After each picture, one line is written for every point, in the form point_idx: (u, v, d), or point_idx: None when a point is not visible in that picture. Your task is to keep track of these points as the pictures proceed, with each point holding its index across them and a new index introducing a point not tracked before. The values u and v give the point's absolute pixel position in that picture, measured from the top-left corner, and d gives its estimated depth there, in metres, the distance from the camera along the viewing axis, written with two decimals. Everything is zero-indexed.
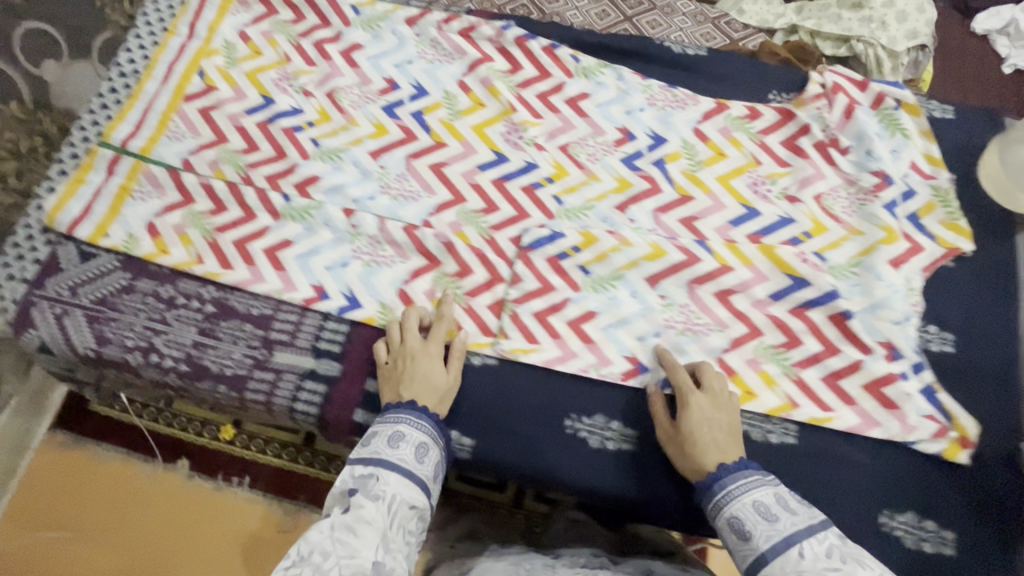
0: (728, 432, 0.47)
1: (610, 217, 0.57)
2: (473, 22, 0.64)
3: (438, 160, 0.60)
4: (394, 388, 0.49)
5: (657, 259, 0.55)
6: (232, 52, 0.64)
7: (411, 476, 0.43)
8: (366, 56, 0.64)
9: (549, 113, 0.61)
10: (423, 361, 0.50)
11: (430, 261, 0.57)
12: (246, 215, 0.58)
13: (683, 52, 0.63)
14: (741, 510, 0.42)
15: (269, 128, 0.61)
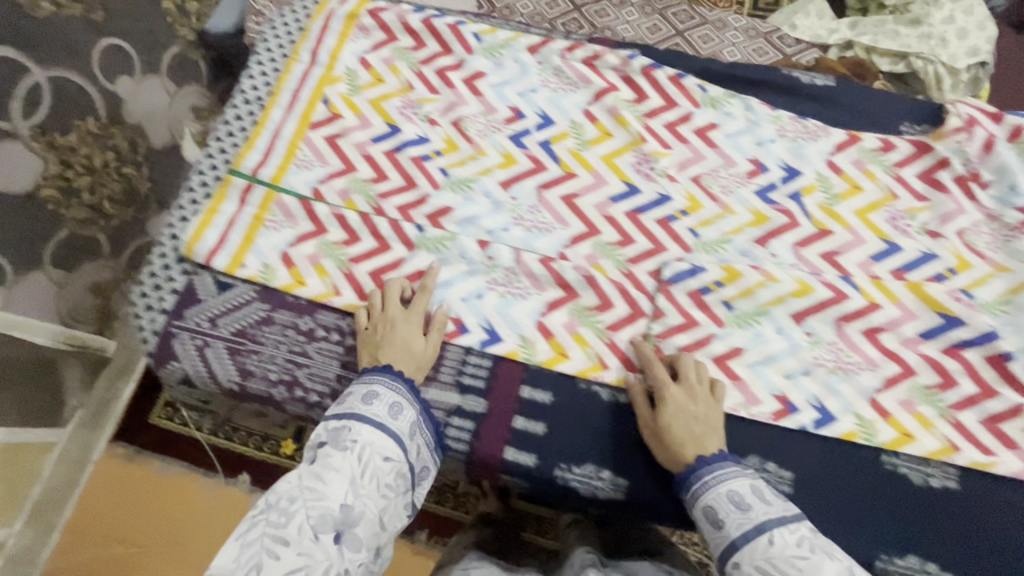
0: (701, 419, 0.65)
1: (749, 252, 0.73)
2: (596, 52, 0.81)
3: (570, 190, 0.76)
4: (375, 348, 0.68)
5: (803, 294, 0.70)
6: (354, 80, 0.81)
7: (382, 426, 0.62)
8: (489, 83, 0.80)
9: (679, 144, 0.77)
10: (401, 326, 0.69)
11: (567, 292, 0.73)
12: (381, 244, 0.74)
13: (813, 81, 0.80)
14: (716, 501, 0.61)
15: (396, 156, 0.77)
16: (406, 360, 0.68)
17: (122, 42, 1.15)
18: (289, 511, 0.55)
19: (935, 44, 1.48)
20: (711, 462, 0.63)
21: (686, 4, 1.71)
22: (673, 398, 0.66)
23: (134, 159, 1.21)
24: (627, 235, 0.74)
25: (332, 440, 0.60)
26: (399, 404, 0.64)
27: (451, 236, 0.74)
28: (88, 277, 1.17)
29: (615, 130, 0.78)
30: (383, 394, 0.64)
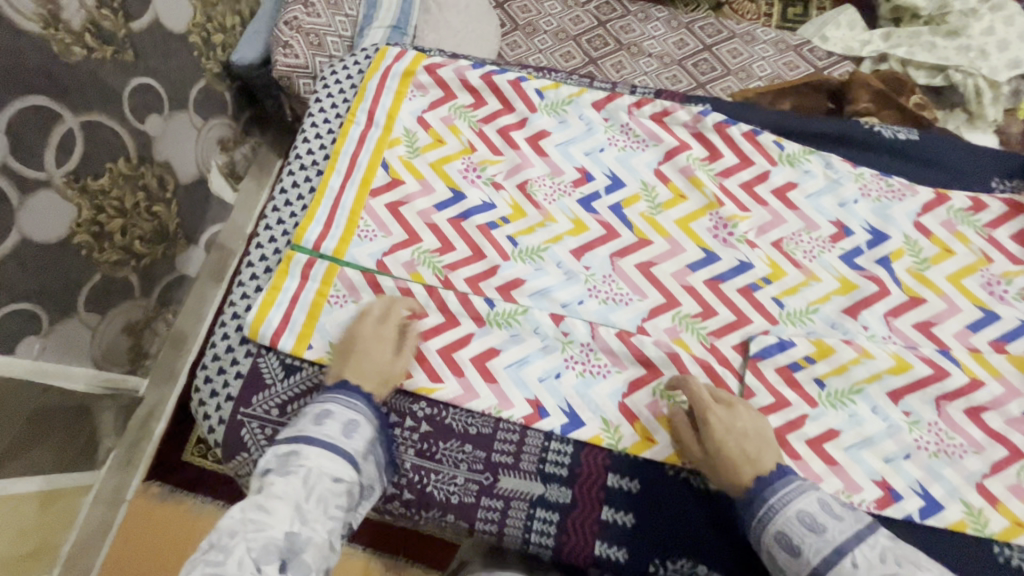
0: (747, 433, 0.71)
1: (838, 321, 0.79)
2: (663, 108, 0.91)
3: (643, 258, 0.84)
4: (349, 361, 0.77)
5: (900, 371, 0.76)
6: (414, 142, 0.92)
7: (332, 446, 0.67)
8: (553, 143, 0.91)
9: (754, 206, 0.85)
10: (376, 345, 0.77)
11: (651, 371, 0.79)
12: (450, 320, 0.82)
13: (894, 136, 0.88)
14: (789, 523, 0.65)
15: (463, 224, 0.86)
16: (367, 376, 0.76)
17: (169, 78, 1.14)
18: (227, 548, 0.54)
19: (974, 56, 1.45)
20: (773, 483, 0.68)
21: (713, 17, 1.67)
22: (718, 419, 0.72)
23: (163, 197, 1.20)
24: (707, 305, 0.82)
25: (280, 466, 0.65)
26: (352, 424, 0.71)
27: (523, 311, 0.82)
28: (119, 319, 1.16)
29: (691, 193, 0.87)
30: (335, 414, 0.71)
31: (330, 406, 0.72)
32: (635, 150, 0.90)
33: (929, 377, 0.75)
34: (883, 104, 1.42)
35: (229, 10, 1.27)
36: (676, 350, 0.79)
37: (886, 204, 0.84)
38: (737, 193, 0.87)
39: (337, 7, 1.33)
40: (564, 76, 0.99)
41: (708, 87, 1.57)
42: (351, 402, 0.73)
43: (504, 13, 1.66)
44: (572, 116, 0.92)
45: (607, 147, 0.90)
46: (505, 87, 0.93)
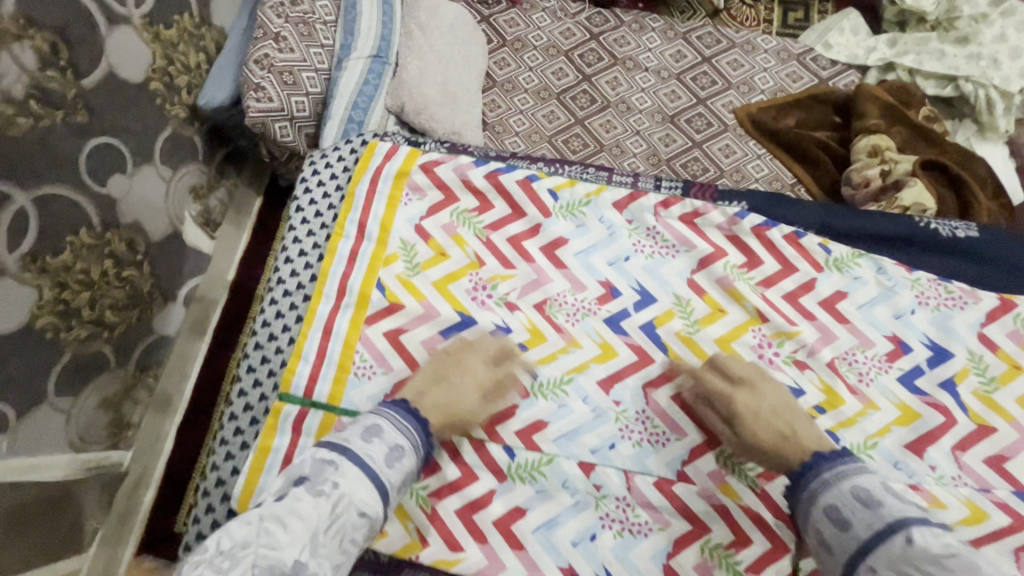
0: (774, 412, 0.78)
1: (902, 454, 0.82)
2: (696, 208, 0.93)
3: (677, 390, 0.86)
4: (433, 386, 0.81)
5: (979, 520, 0.78)
6: (414, 257, 0.93)
7: (373, 474, 0.67)
8: (573, 252, 0.92)
9: (803, 322, 0.88)
10: (472, 382, 0.82)
11: (693, 523, 0.80)
12: (463, 475, 0.83)
13: (953, 233, 0.94)
14: (841, 498, 0.66)
15: (472, 354, 0.87)
16: (442, 412, 0.79)
17: (129, 132, 1.03)
18: (237, 558, 0.54)
19: (985, 65, 1.40)
20: (833, 460, 0.70)
21: (711, 25, 1.58)
22: (744, 403, 0.79)
23: (135, 259, 1.10)
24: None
25: (313, 477, 0.64)
26: (396, 453, 0.71)
27: (548, 462, 0.83)
28: (96, 394, 1.07)
29: (731, 308, 0.89)
30: (384, 435, 0.72)
31: (384, 424, 0.73)
32: (664, 256, 0.92)
33: (1009, 527, 0.77)
34: (893, 120, 1.36)
35: (192, 48, 1.16)
36: (722, 500, 0.81)
37: (945, 314, 0.88)
38: (781, 304, 0.89)
39: (312, 37, 1.23)
40: (578, 169, 1.04)
41: (709, 103, 1.48)
42: (405, 428, 0.74)
43: (490, 28, 1.56)
44: (591, 219, 0.94)
45: (632, 255, 0.92)
46: (512, 188, 0.96)
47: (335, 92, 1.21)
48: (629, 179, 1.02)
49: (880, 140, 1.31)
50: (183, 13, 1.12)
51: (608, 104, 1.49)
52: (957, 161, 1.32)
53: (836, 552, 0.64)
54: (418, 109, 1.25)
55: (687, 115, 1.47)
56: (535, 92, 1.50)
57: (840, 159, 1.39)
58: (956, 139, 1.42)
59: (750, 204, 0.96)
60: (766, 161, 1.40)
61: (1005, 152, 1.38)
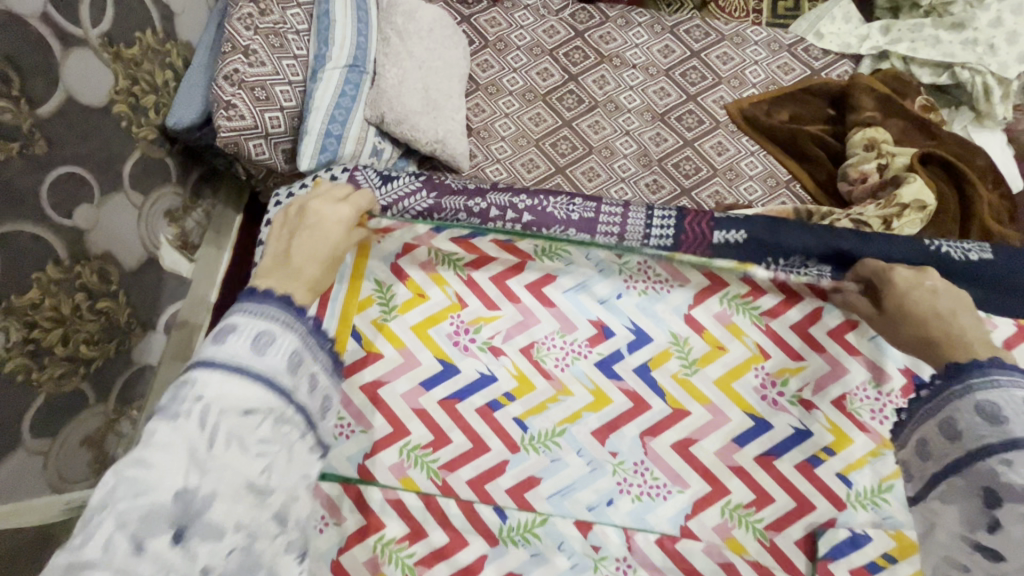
0: (941, 293, 0.69)
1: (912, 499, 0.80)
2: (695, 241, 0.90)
3: (681, 439, 0.83)
4: (292, 229, 0.67)
5: None
6: (390, 302, 0.89)
7: (241, 366, 0.52)
8: (560, 290, 0.89)
9: (813, 356, 0.85)
10: (323, 221, 0.69)
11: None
12: (455, 537, 0.81)
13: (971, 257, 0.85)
14: (999, 396, 0.58)
15: (463, 405, 0.85)
16: (317, 252, 0.65)
17: (92, 160, 0.98)
18: (94, 525, 0.46)
19: (982, 51, 1.36)
20: (997, 363, 0.60)
21: (698, 18, 1.53)
22: (902, 275, 0.74)
23: (108, 290, 1.05)
24: (762, 492, 0.81)
25: (167, 404, 0.50)
26: (263, 338, 0.54)
27: (541, 523, 0.81)
28: (76, 432, 1.03)
29: (730, 344, 0.86)
30: (239, 330, 0.54)
31: (236, 319, 0.55)
32: (657, 291, 0.89)
33: None
34: (888, 111, 1.32)
35: (158, 65, 1.11)
36: (729, 556, 0.80)
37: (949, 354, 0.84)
38: (789, 337, 0.87)
39: (283, 48, 1.17)
40: (563, 201, 0.91)
41: (700, 100, 1.44)
42: (265, 310, 0.56)
43: (471, 29, 1.51)
44: (576, 256, 0.90)
45: (624, 292, 0.89)
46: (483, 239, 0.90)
47: (310, 105, 1.15)
48: (619, 211, 0.90)
49: (875, 133, 1.28)
50: (146, 29, 1.06)
51: (595, 105, 1.44)
52: (956, 148, 1.29)
53: (965, 440, 0.58)
54: (399, 119, 1.20)
55: (677, 113, 1.43)
56: (520, 95, 1.46)
57: (837, 154, 1.35)
58: (952, 127, 1.39)
59: (750, 233, 0.86)
60: (759, 158, 1.36)
61: (1002, 139, 1.35)
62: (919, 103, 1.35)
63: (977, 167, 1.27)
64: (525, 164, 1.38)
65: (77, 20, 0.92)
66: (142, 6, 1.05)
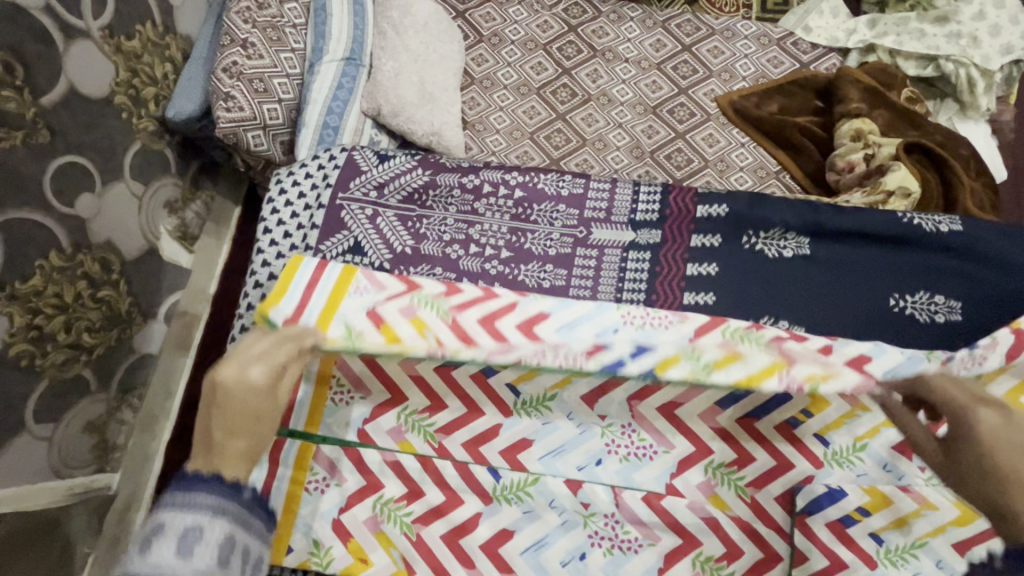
0: (1023, 450, 0.54)
1: (896, 465, 0.73)
2: (686, 210, 0.92)
3: (669, 402, 0.77)
4: (213, 404, 0.60)
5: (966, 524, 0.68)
6: None
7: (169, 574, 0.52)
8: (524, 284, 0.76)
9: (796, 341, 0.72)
10: (243, 393, 0.60)
11: (687, 539, 0.76)
12: (450, 498, 0.78)
13: (942, 229, 0.85)
14: None
15: (450, 373, 0.79)
16: (241, 433, 0.59)
17: (92, 149, 1.00)
18: None
19: (966, 44, 1.39)
20: None
21: (690, 13, 1.55)
22: (983, 420, 0.56)
23: (110, 279, 1.07)
24: (745, 451, 0.76)
25: None
26: (188, 538, 0.54)
27: (533, 482, 0.78)
28: (78, 418, 1.05)
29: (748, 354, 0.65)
30: (166, 531, 0.54)
31: (163, 518, 0.54)
32: (656, 327, 0.69)
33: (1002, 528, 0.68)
34: (875, 103, 1.34)
35: (157, 58, 1.13)
36: (712, 512, 0.76)
37: (921, 330, 0.82)
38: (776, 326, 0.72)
39: (281, 42, 1.19)
40: (554, 178, 0.97)
41: (691, 93, 1.46)
42: (191, 503, 0.55)
43: (466, 24, 1.53)
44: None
45: (621, 326, 0.68)
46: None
47: (308, 98, 1.18)
48: (608, 186, 0.95)
49: (862, 124, 1.30)
50: (145, 22, 1.08)
51: (589, 98, 1.47)
52: (942, 138, 1.32)
53: None
54: (396, 111, 1.21)
55: (669, 105, 1.45)
56: (515, 88, 1.48)
57: (825, 145, 1.38)
58: (938, 119, 1.42)
59: (732, 207, 0.90)
60: (749, 149, 1.39)
61: (986, 130, 1.39)
62: (905, 95, 1.38)
63: (962, 157, 1.31)
64: (520, 156, 1.40)
65: (79, 12, 0.93)
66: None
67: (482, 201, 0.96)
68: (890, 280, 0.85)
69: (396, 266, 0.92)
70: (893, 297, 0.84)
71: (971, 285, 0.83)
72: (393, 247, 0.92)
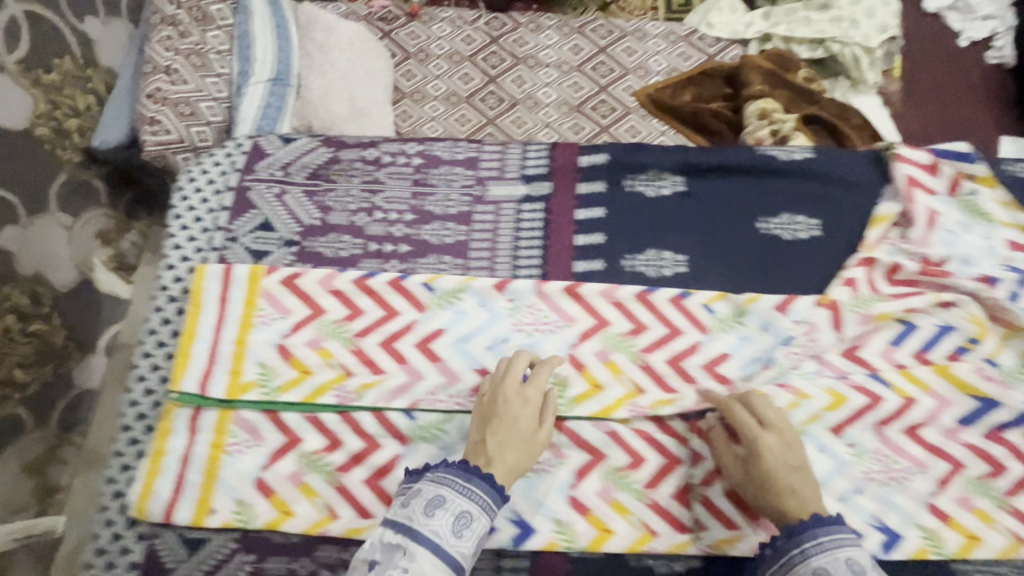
0: (794, 466, 0.73)
1: (777, 378, 0.83)
2: (574, 156, 0.97)
3: (569, 347, 0.85)
4: (488, 417, 0.76)
5: (837, 407, 0.79)
6: (279, 275, 0.88)
7: (447, 545, 0.65)
8: (419, 286, 0.87)
9: (654, 322, 0.86)
10: (520, 410, 0.76)
11: (597, 456, 0.81)
12: (370, 444, 0.81)
13: (794, 155, 0.96)
14: (833, 563, 0.65)
15: (365, 348, 0.85)
16: (513, 447, 0.74)
17: (11, 180, 0.99)
18: None
19: (847, 26, 1.54)
20: (826, 527, 0.68)
21: (602, 18, 1.66)
22: (768, 445, 0.73)
23: (41, 312, 1.05)
24: (660, 385, 0.83)
25: (386, 560, 0.64)
26: (463, 520, 0.67)
27: (447, 419, 0.82)
28: (15, 457, 1.01)
29: (609, 384, 0.84)
30: (448, 503, 0.68)
31: (445, 492, 0.68)
32: (544, 333, 0.86)
33: (865, 406, 0.80)
34: (776, 85, 1.47)
35: (79, 91, 1.14)
36: (613, 426, 0.82)
37: (787, 243, 0.91)
38: (637, 310, 0.86)
39: (206, 67, 1.22)
40: (450, 145, 1.01)
41: (610, 90, 1.56)
42: (470, 491, 0.69)
43: (392, 43, 1.60)
44: (469, 303, 0.87)
45: (511, 335, 0.86)
46: (347, 288, 0.87)
47: (237, 120, 1.20)
48: (498, 149, 1.00)
49: (767, 103, 1.41)
50: (63, 56, 1.10)
51: (516, 102, 1.54)
52: (838, 109, 1.44)
53: None
54: (326, 126, 1.26)
55: (591, 103, 1.54)
56: (444, 98, 1.55)
57: (735, 126, 1.48)
58: (835, 95, 1.54)
59: (611, 153, 0.97)
60: (670, 136, 1.48)
61: (877, 101, 1.52)
62: (804, 75, 1.51)
63: (857, 127, 1.43)
64: None
65: None
66: (58, 34, 1.09)
67: (383, 169, 0.99)
68: (760, 204, 0.93)
69: (305, 237, 0.94)
70: (761, 220, 0.92)
71: (824, 203, 0.93)
72: (301, 220, 0.94)
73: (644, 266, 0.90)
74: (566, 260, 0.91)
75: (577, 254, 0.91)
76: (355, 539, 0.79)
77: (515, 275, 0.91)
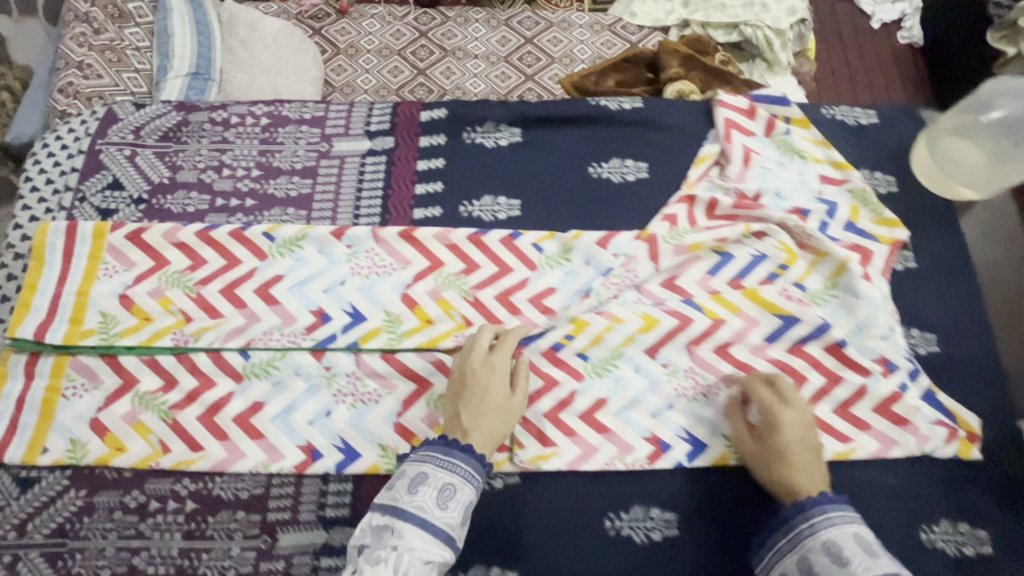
0: (808, 442, 0.79)
1: (597, 308, 0.90)
2: (416, 114, 1.04)
3: (404, 287, 0.90)
4: (461, 391, 0.79)
5: (649, 329, 0.88)
6: (123, 230, 0.91)
7: (431, 518, 0.68)
8: (259, 235, 0.92)
9: (484, 261, 0.92)
10: (489, 380, 0.79)
11: (424, 386, 0.86)
12: (204, 382, 0.86)
13: (621, 106, 1.04)
14: (841, 538, 0.71)
15: (204, 294, 0.89)
16: (492, 416, 0.77)
17: None
18: None
19: (758, 10, 1.60)
20: (833, 502, 0.74)
21: (528, 10, 1.70)
22: (790, 419, 0.80)
23: None
24: (488, 317, 0.89)
25: (377, 541, 0.67)
26: (445, 492, 0.70)
27: (281, 356, 0.87)
28: None
29: (439, 319, 0.89)
30: (430, 479, 0.70)
31: (428, 468, 0.71)
32: (380, 275, 0.91)
33: (676, 327, 0.88)
34: (691, 66, 1.52)
35: None
36: (439, 356, 0.87)
37: (614, 185, 0.99)
38: (470, 251, 0.92)
39: (122, 62, 1.24)
40: (297, 106, 1.05)
41: (536, 79, 1.60)
42: (451, 464, 0.72)
43: (322, 40, 1.63)
44: (310, 250, 0.92)
45: (348, 278, 0.90)
46: (190, 240, 0.91)
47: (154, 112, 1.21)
48: (343, 108, 1.05)
49: (684, 86, 1.46)
50: None
51: (444, 93, 1.59)
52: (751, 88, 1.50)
53: None
54: None
55: (519, 92, 1.59)
56: (375, 91, 1.58)
57: None
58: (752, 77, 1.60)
59: (450, 109, 1.04)
60: None
61: (793, 81, 1.59)
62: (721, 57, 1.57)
63: None
64: None
65: None
66: None
67: (231, 130, 1.03)
68: (588, 152, 1.01)
69: (153, 195, 0.98)
70: (591, 165, 1.00)
71: (651, 150, 1.02)
72: (150, 179, 0.98)
73: (480, 211, 0.97)
74: (405, 206, 0.97)
75: (415, 202, 0.98)
76: (185, 472, 0.83)
77: (355, 223, 0.96)
